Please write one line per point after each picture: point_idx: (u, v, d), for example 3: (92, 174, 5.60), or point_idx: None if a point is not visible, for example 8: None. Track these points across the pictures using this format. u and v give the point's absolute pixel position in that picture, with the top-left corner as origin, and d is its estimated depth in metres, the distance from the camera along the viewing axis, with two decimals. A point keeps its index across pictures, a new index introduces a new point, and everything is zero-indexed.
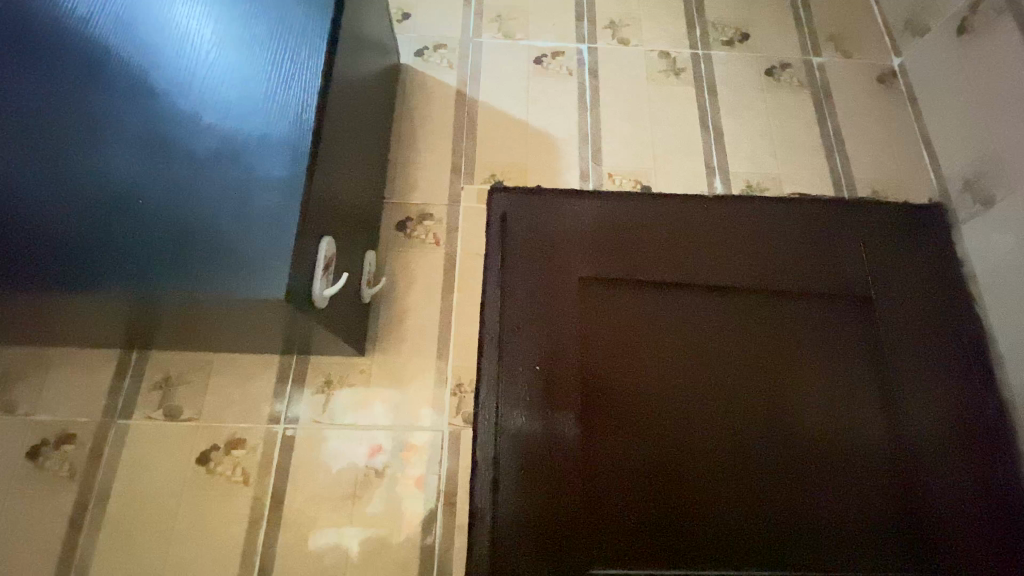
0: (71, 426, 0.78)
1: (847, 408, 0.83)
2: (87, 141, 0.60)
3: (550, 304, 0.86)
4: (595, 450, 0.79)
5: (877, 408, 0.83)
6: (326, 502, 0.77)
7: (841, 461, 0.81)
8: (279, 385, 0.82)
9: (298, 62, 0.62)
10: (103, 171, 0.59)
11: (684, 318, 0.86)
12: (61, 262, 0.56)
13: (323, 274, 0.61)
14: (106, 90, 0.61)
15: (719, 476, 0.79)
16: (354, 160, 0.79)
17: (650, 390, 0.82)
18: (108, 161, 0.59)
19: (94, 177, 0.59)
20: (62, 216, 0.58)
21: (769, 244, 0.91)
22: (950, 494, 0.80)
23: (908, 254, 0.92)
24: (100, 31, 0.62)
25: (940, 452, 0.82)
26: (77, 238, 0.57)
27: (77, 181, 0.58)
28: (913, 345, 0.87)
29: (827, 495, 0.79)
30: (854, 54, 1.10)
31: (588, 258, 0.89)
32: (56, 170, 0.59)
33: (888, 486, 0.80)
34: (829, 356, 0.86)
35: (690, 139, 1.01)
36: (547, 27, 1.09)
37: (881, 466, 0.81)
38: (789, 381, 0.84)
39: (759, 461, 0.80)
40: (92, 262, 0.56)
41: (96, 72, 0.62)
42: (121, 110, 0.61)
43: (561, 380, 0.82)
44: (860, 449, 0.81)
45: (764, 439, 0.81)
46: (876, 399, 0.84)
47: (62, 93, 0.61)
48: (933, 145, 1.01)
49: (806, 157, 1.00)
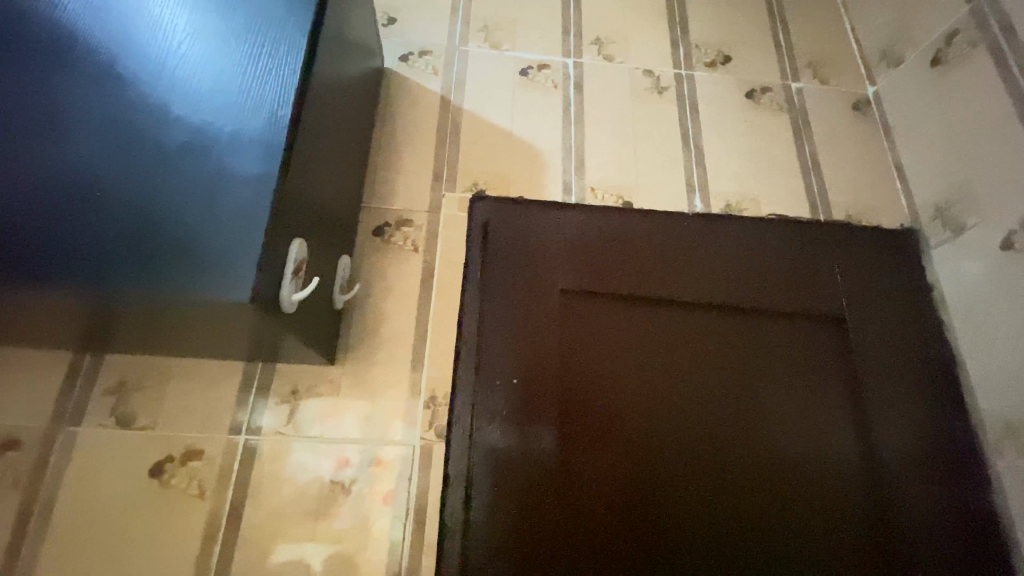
0: (14, 432, 0.72)
1: (821, 426, 0.83)
2: (46, 128, 0.56)
3: (529, 316, 0.85)
4: (572, 468, 0.77)
5: (848, 425, 0.84)
6: (288, 518, 0.73)
7: (818, 482, 0.80)
8: (244, 392, 0.78)
9: (277, 58, 0.60)
10: (61, 160, 0.55)
11: (665, 335, 0.86)
12: (5, 254, 0.53)
13: (293, 278, 0.58)
14: (67, 76, 0.58)
15: (696, 495, 0.78)
16: (333, 162, 0.76)
17: (627, 404, 0.81)
18: (67, 149, 0.56)
19: (50, 166, 0.55)
20: (9, 205, 0.54)
21: (748, 263, 0.92)
22: (918, 512, 0.81)
23: (881, 277, 0.94)
24: (65, 16, 0.60)
25: (912, 474, 0.82)
26: (28, 230, 0.53)
27: (31, 170, 0.55)
28: (884, 365, 0.88)
29: (799, 511, 0.79)
30: (832, 82, 1.13)
31: (570, 272, 0.88)
32: (8, 156, 0.55)
33: (858, 503, 0.80)
34: (807, 377, 0.86)
35: (672, 156, 1.01)
36: (534, 39, 1.09)
37: (855, 488, 0.81)
38: (767, 400, 0.84)
39: (736, 481, 0.79)
40: (41, 257, 0.53)
41: (59, 56, 0.58)
42: (84, 97, 0.57)
43: (538, 394, 0.80)
44: (835, 471, 0.81)
45: (741, 459, 0.80)
46: (847, 417, 0.85)
47: (20, 76, 0.57)
48: (905, 173, 1.04)
49: (784, 178, 1.02)
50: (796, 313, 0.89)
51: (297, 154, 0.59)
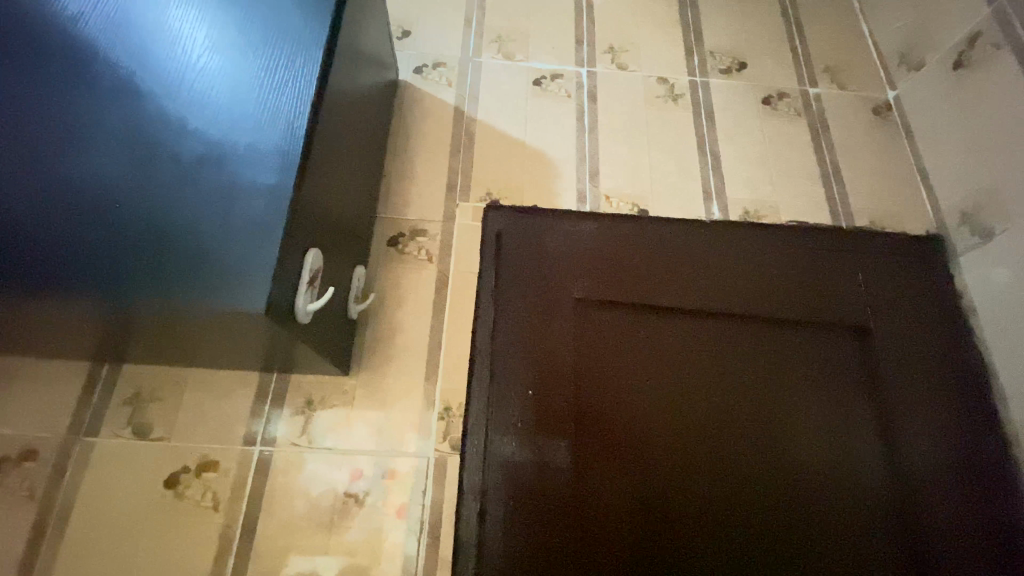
0: (33, 442, 0.73)
1: (846, 439, 0.81)
2: (68, 141, 0.57)
3: (544, 326, 0.84)
4: (589, 482, 0.76)
5: (875, 438, 0.81)
6: (301, 531, 0.72)
7: (845, 498, 0.77)
8: (258, 403, 0.78)
9: (292, 69, 0.61)
10: (82, 173, 0.56)
11: (682, 345, 0.84)
12: (29, 267, 0.53)
13: (307, 288, 0.58)
14: (87, 89, 0.59)
15: (718, 511, 0.76)
16: (347, 173, 0.77)
17: (643, 414, 0.79)
18: (88, 162, 0.56)
19: (72, 179, 0.56)
20: (31, 218, 0.55)
21: (767, 271, 0.90)
22: (951, 529, 0.77)
23: (907, 285, 0.91)
24: (86, 30, 0.61)
25: (944, 490, 0.79)
26: (50, 242, 0.54)
27: (54, 182, 0.56)
28: (911, 375, 0.85)
29: (824, 526, 0.76)
30: (850, 87, 1.11)
31: (584, 281, 0.87)
32: (31, 169, 0.56)
33: (886, 519, 0.77)
34: (830, 388, 0.83)
35: (688, 163, 1.00)
36: (547, 49, 1.09)
37: (884, 504, 0.78)
38: (789, 412, 0.81)
39: (759, 497, 0.77)
40: (63, 269, 0.53)
41: (81, 70, 0.59)
42: (104, 110, 0.58)
43: (553, 405, 0.79)
44: (863, 486, 0.78)
45: (764, 473, 0.78)
46: (874, 429, 0.82)
47: (44, 91, 0.58)
48: (929, 178, 1.01)
49: (803, 185, 1.00)
50: (817, 322, 0.87)
51: (311, 164, 0.59)
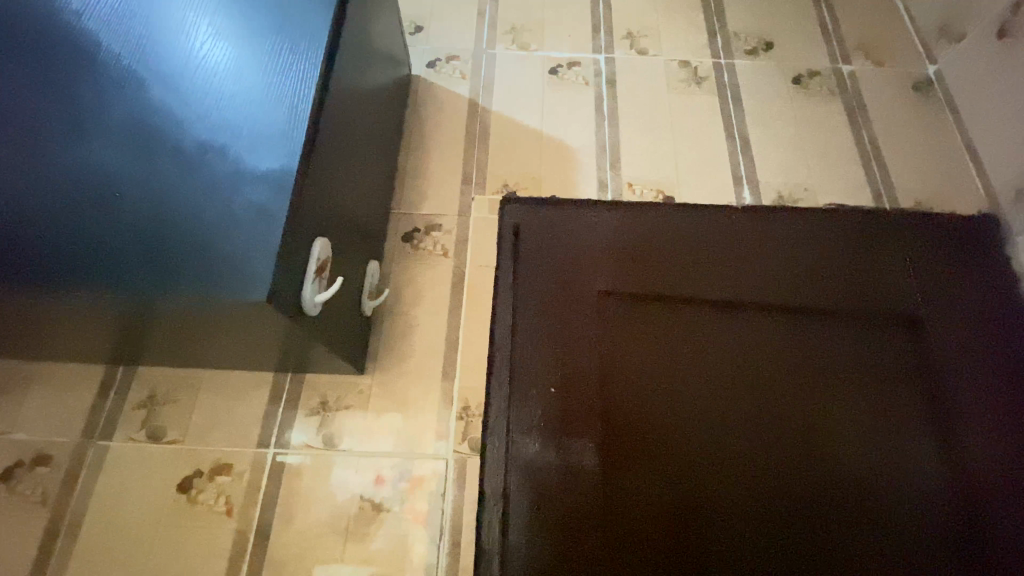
0: (49, 446, 0.72)
1: (899, 437, 0.74)
2: (63, 128, 0.55)
3: (565, 321, 0.79)
4: (619, 485, 0.71)
5: (932, 436, 0.74)
6: (316, 538, 0.69)
7: (895, 499, 0.71)
8: (272, 405, 0.76)
9: (297, 54, 0.59)
10: (78, 159, 0.54)
11: (708, 336, 0.79)
12: (23, 261, 0.51)
13: (315, 278, 0.55)
14: (85, 76, 0.56)
15: (760, 519, 0.70)
16: (360, 165, 0.74)
17: (674, 413, 0.74)
18: (84, 148, 0.54)
19: (67, 165, 0.53)
20: (24, 210, 0.52)
21: (799, 256, 0.84)
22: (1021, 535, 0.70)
23: (959, 270, 0.84)
24: (83, 15, 0.58)
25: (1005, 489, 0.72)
26: (44, 230, 0.51)
27: (48, 169, 0.53)
28: (969, 367, 0.78)
29: (877, 532, 0.69)
30: (887, 63, 1.05)
31: (608, 272, 0.82)
32: (25, 157, 0.53)
33: (948, 525, 0.70)
34: (871, 379, 0.77)
35: (714, 148, 0.95)
36: (563, 38, 1.06)
37: (944, 508, 0.70)
38: (828, 406, 0.75)
39: (806, 502, 0.70)
40: (57, 262, 0.51)
41: (78, 56, 0.57)
42: (102, 95, 0.56)
43: (577, 404, 0.75)
44: (923, 489, 0.71)
45: (811, 475, 0.71)
46: (930, 426, 0.74)
47: (40, 77, 0.56)
48: (978, 156, 0.94)
49: (840, 166, 0.94)
50: (856, 309, 0.81)
51: (317, 150, 0.57)
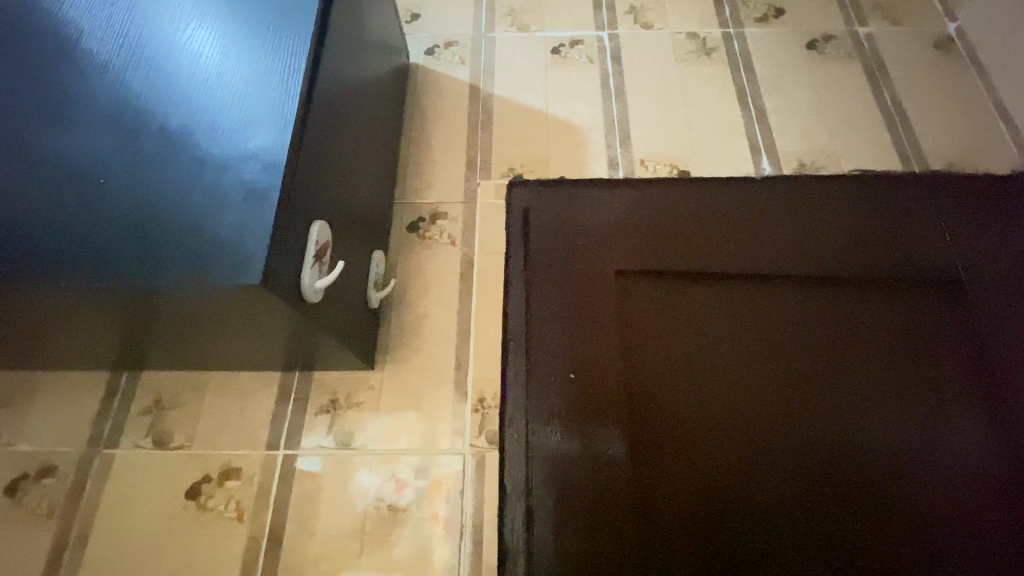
0: (55, 457, 0.70)
1: (944, 410, 0.69)
2: (44, 115, 0.52)
3: (583, 301, 0.76)
4: (648, 471, 0.67)
5: (981, 409, 0.69)
6: (331, 541, 0.66)
7: (951, 478, 0.66)
8: (280, 405, 0.73)
9: (286, 30, 0.56)
10: (60, 146, 0.51)
11: (740, 314, 0.74)
12: (6, 256, 0.48)
13: (313, 263, 0.53)
14: (64, 60, 0.53)
15: (799, 502, 0.65)
16: (360, 150, 0.71)
17: (702, 393, 0.70)
18: (66, 134, 0.51)
19: (49, 153, 0.51)
20: (7, 202, 0.49)
21: (830, 225, 0.80)
22: None
23: (999, 232, 0.79)
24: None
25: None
26: (28, 222, 0.49)
27: (30, 158, 0.51)
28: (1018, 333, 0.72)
29: (924, 512, 0.65)
30: (906, 22, 0.99)
31: (625, 249, 0.79)
32: (5, 147, 0.51)
33: (1002, 503, 0.65)
34: (918, 351, 0.72)
35: (728, 119, 0.91)
36: (564, 17, 1.02)
37: (998, 485, 0.66)
38: (873, 381, 0.70)
39: (847, 481, 0.66)
40: (41, 256, 0.48)
41: (57, 40, 0.54)
42: (82, 79, 0.53)
43: (599, 388, 0.71)
44: (974, 467, 0.66)
45: (851, 453, 0.67)
46: (977, 399, 0.69)
47: (17, 63, 0.53)
48: (1012, 113, 0.88)
49: (863, 130, 0.89)
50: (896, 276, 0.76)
51: (309, 129, 0.54)
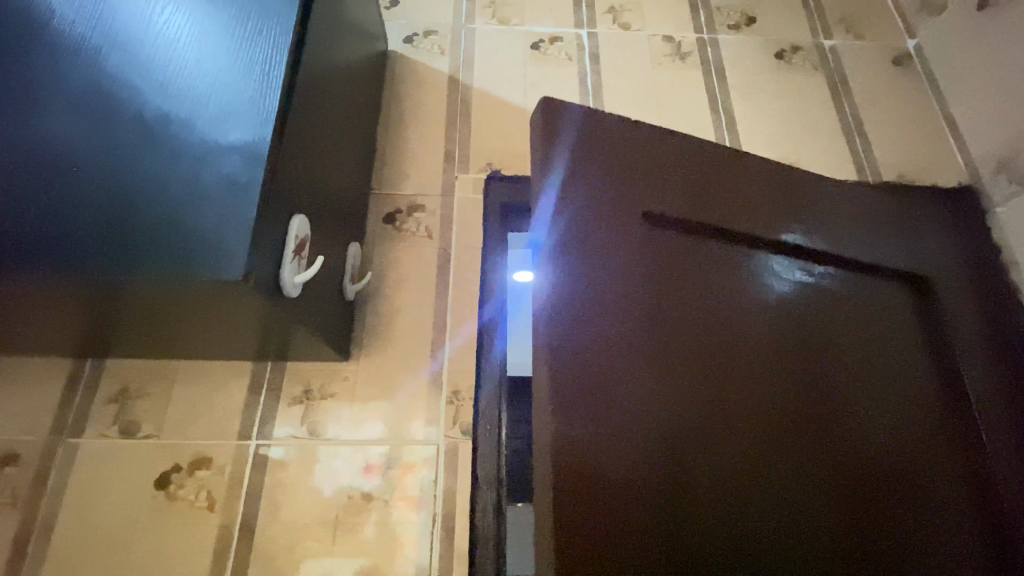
0: (14, 446, 0.68)
1: (949, 410, 0.63)
2: (17, 102, 0.51)
3: (598, 245, 0.53)
4: (684, 477, 0.48)
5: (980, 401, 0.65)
6: (305, 530, 0.67)
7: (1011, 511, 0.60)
8: (252, 395, 0.73)
9: (268, 19, 0.55)
10: (35, 135, 0.50)
11: (811, 307, 0.60)
12: None
13: (293, 258, 0.53)
14: (39, 47, 0.52)
15: (841, 505, 0.53)
16: (338, 140, 0.71)
17: (743, 370, 0.54)
18: (41, 122, 0.50)
19: (23, 142, 0.50)
20: None
21: (874, 221, 0.71)
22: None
23: (956, 231, 0.82)
24: None
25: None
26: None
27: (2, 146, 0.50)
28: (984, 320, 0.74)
29: (949, 516, 0.57)
30: (868, 37, 1.04)
31: (652, 185, 0.58)
32: None
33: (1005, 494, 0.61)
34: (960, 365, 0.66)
35: (700, 124, 0.94)
36: (544, 13, 1.03)
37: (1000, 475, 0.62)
38: (930, 399, 0.62)
39: (885, 481, 0.55)
40: (10, 243, 0.47)
41: (32, 27, 0.53)
42: (57, 66, 0.52)
43: (621, 367, 0.49)
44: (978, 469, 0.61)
45: (886, 448, 0.57)
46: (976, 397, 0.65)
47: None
48: (958, 130, 0.94)
49: (824, 140, 0.94)
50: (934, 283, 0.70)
51: (290, 122, 0.54)
